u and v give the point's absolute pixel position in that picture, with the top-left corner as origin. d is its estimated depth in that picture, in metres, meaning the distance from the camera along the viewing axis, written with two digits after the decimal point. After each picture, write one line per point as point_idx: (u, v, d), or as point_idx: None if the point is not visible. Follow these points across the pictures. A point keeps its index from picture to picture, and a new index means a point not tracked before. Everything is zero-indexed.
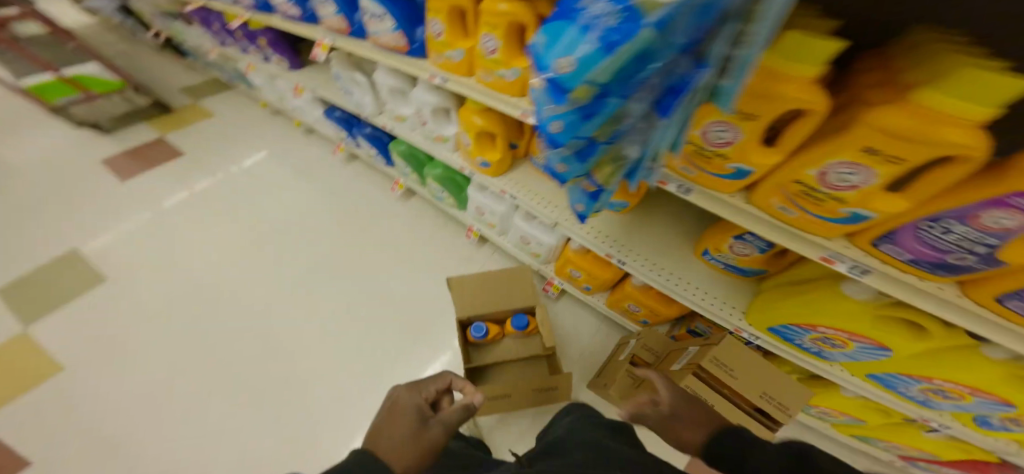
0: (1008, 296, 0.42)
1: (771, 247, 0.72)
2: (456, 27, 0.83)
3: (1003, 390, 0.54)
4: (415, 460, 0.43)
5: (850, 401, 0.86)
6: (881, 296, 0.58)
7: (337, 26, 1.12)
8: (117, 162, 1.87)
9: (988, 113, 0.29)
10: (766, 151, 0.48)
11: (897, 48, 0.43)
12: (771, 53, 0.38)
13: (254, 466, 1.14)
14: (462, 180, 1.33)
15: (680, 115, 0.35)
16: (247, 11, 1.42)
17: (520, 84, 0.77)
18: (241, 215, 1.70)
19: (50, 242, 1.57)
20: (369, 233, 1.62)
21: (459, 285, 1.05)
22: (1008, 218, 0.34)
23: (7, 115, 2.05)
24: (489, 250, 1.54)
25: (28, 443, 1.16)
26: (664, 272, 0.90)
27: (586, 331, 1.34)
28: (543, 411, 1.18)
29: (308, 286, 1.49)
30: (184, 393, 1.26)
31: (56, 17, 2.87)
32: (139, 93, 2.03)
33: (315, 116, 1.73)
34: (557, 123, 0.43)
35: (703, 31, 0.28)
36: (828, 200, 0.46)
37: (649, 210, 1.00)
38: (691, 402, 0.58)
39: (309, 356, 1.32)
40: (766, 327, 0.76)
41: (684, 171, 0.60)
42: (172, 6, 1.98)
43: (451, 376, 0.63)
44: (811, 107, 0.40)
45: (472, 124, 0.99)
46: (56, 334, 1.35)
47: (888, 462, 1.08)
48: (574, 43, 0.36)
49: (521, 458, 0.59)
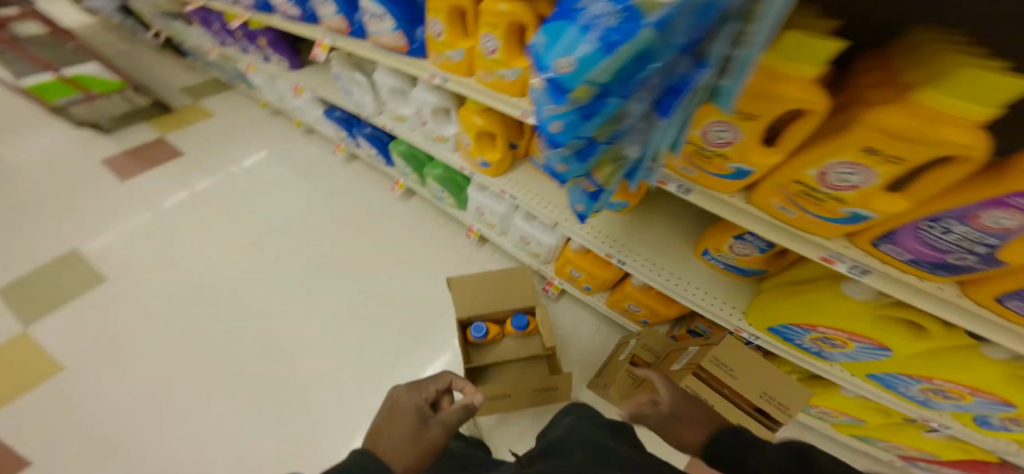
0: (1008, 296, 0.42)
1: (771, 247, 0.72)
2: (456, 27, 0.83)
3: (1003, 390, 0.54)
4: (415, 460, 0.43)
5: (851, 401, 0.86)
6: (881, 296, 0.58)
7: (337, 26, 1.12)
8: (117, 162, 1.87)
9: (988, 113, 0.29)
10: (766, 150, 0.48)
11: (897, 48, 0.42)
12: (771, 54, 0.38)
13: (254, 466, 1.14)
14: (462, 180, 1.33)
15: (680, 115, 0.35)
16: (247, 11, 1.42)
17: (520, 84, 0.77)
18: (241, 216, 1.69)
19: (50, 242, 1.57)
20: (369, 233, 1.62)
21: (459, 284, 1.05)
22: (1008, 218, 0.34)
23: (7, 115, 2.05)
24: (489, 250, 1.54)
25: (28, 443, 1.16)
26: (664, 272, 0.90)
27: (586, 331, 1.34)
28: (543, 410, 1.19)
29: (308, 286, 1.49)
30: (184, 393, 1.26)
31: (56, 17, 2.87)
32: (139, 93, 2.03)
33: (315, 116, 1.73)
34: (557, 123, 0.43)
35: (703, 31, 0.28)
36: (828, 200, 0.46)
37: (649, 210, 1.00)
38: (692, 402, 0.58)
39: (309, 356, 1.32)
40: (766, 327, 0.76)
41: (684, 171, 0.60)
42: (171, 6, 1.98)
43: (451, 376, 0.63)
44: (811, 107, 0.39)
45: (472, 124, 0.99)
46: (56, 334, 1.35)
47: (888, 462, 1.07)
48: (574, 43, 0.36)
49: (520, 458, 0.59)
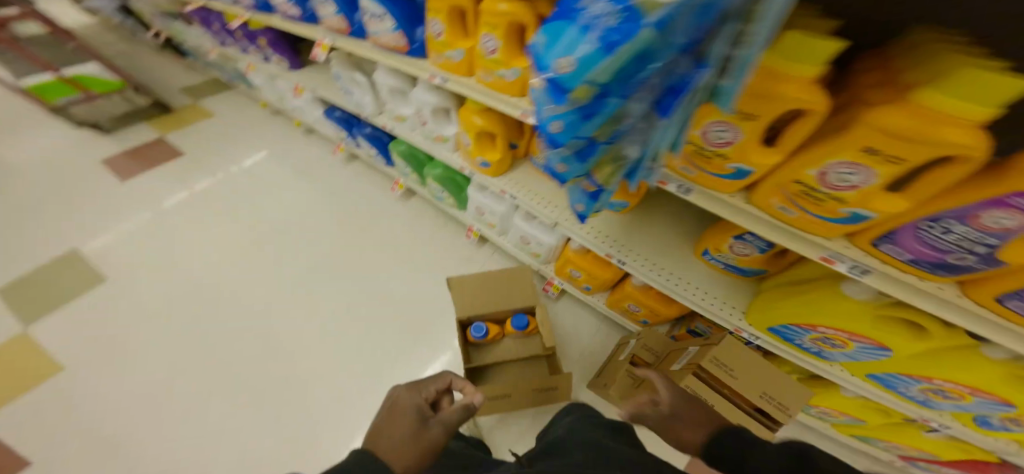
0: (1008, 296, 0.42)
1: (771, 247, 0.72)
2: (456, 27, 0.83)
3: (1003, 390, 0.54)
4: (415, 460, 0.43)
5: (851, 401, 0.86)
6: (881, 296, 0.58)
7: (337, 26, 1.12)
8: (117, 162, 1.87)
9: (988, 113, 0.29)
10: (766, 151, 0.48)
11: (897, 48, 0.42)
12: (771, 53, 0.38)
13: (254, 466, 1.14)
14: (462, 180, 1.33)
15: (680, 115, 0.35)
16: (247, 11, 1.42)
17: (520, 84, 0.77)
18: (241, 216, 1.69)
19: (50, 242, 1.57)
20: (369, 234, 1.62)
21: (459, 285, 1.05)
22: (1008, 218, 0.34)
23: (7, 115, 2.05)
24: (489, 250, 1.54)
25: (28, 443, 1.16)
26: (664, 272, 0.90)
27: (586, 331, 1.34)
28: (543, 410, 1.19)
29: (308, 286, 1.49)
30: (184, 393, 1.26)
31: (56, 17, 2.87)
32: (139, 93, 2.04)
33: (315, 116, 1.73)
34: (557, 123, 0.43)
35: (703, 31, 0.29)
36: (828, 200, 0.46)
37: (649, 210, 1.00)
38: (691, 402, 0.58)
39: (309, 356, 1.32)
40: (767, 327, 0.76)
41: (684, 171, 0.60)
42: (172, 6, 1.97)
43: (451, 376, 0.63)
44: (811, 107, 0.39)
45: (472, 124, 0.99)
46: (56, 335, 1.35)
47: (888, 462, 1.07)
48: (574, 43, 0.36)
49: (520, 458, 0.59)
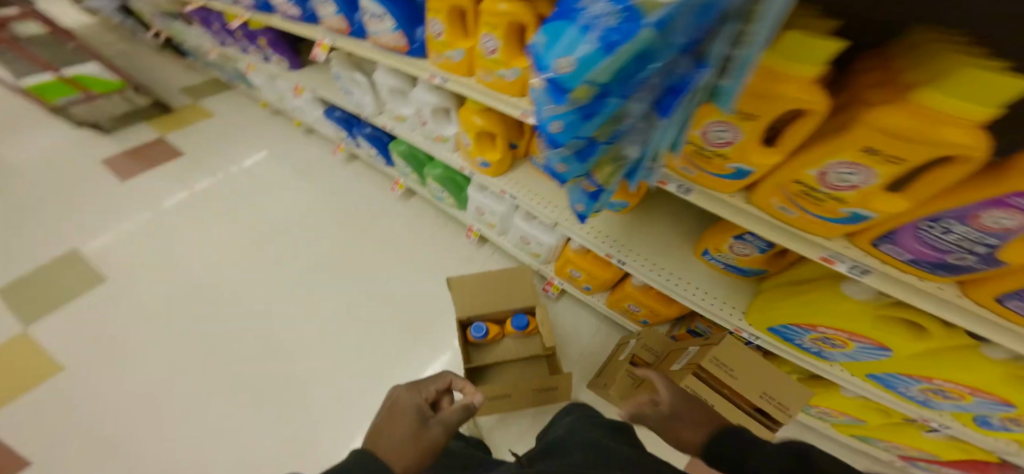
0: (1008, 296, 0.42)
1: (771, 247, 0.72)
2: (456, 27, 0.83)
3: (1002, 389, 0.54)
4: (415, 460, 0.43)
5: (851, 400, 0.86)
6: (881, 296, 0.58)
7: (337, 26, 1.12)
8: (117, 162, 1.87)
9: (988, 113, 0.29)
10: (766, 150, 0.48)
11: (898, 48, 0.43)
12: (771, 53, 0.38)
13: (254, 466, 1.14)
14: (462, 180, 1.33)
15: (680, 115, 0.35)
16: (247, 11, 1.42)
17: (520, 84, 0.77)
18: (241, 215, 1.69)
19: (50, 242, 1.57)
20: (369, 233, 1.62)
21: (459, 285, 1.05)
22: (1009, 218, 0.34)
23: (7, 116, 2.05)
24: (489, 250, 1.54)
25: (28, 443, 1.16)
26: (664, 272, 0.90)
27: (586, 331, 1.34)
28: (543, 410, 1.19)
29: (308, 286, 1.48)
30: (184, 393, 1.26)
31: (55, 17, 2.87)
32: (138, 93, 2.04)
33: (315, 116, 1.73)
34: (557, 124, 0.43)
35: (703, 31, 0.29)
36: (828, 200, 0.46)
37: (649, 210, 1.00)
38: (692, 402, 0.58)
39: (309, 356, 1.32)
40: (767, 327, 0.76)
41: (684, 171, 0.60)
42: (171, 6, 1.97)
43: (451, 376, 0.63)
44: (810, 107, 0.39)
45: (473, 124, 0.99)
46: (56, 335, 1.35)
47: (888, 462, 1.07)
48: (574, 43, 0.36)
49: (519, 458, 0.59)
